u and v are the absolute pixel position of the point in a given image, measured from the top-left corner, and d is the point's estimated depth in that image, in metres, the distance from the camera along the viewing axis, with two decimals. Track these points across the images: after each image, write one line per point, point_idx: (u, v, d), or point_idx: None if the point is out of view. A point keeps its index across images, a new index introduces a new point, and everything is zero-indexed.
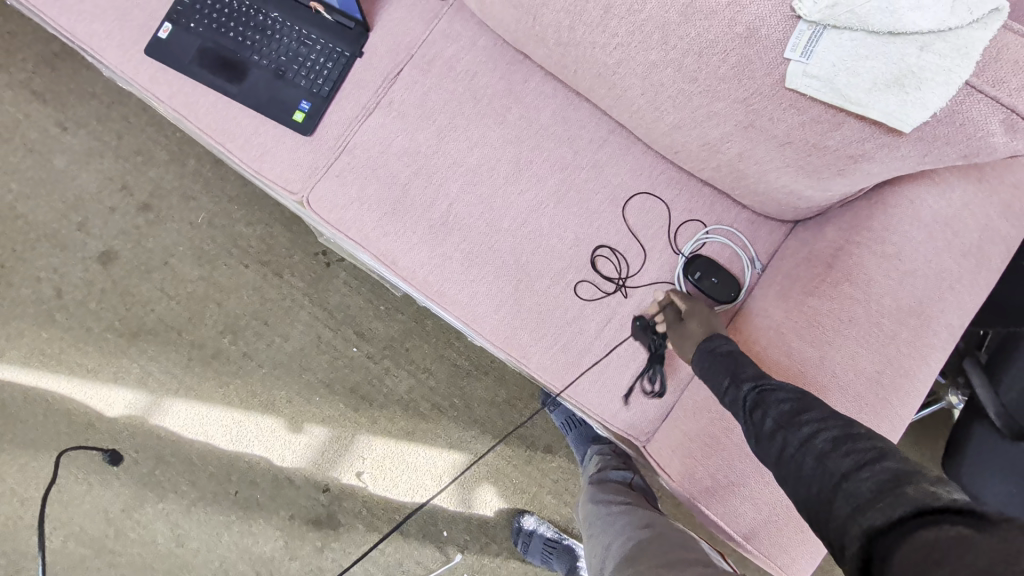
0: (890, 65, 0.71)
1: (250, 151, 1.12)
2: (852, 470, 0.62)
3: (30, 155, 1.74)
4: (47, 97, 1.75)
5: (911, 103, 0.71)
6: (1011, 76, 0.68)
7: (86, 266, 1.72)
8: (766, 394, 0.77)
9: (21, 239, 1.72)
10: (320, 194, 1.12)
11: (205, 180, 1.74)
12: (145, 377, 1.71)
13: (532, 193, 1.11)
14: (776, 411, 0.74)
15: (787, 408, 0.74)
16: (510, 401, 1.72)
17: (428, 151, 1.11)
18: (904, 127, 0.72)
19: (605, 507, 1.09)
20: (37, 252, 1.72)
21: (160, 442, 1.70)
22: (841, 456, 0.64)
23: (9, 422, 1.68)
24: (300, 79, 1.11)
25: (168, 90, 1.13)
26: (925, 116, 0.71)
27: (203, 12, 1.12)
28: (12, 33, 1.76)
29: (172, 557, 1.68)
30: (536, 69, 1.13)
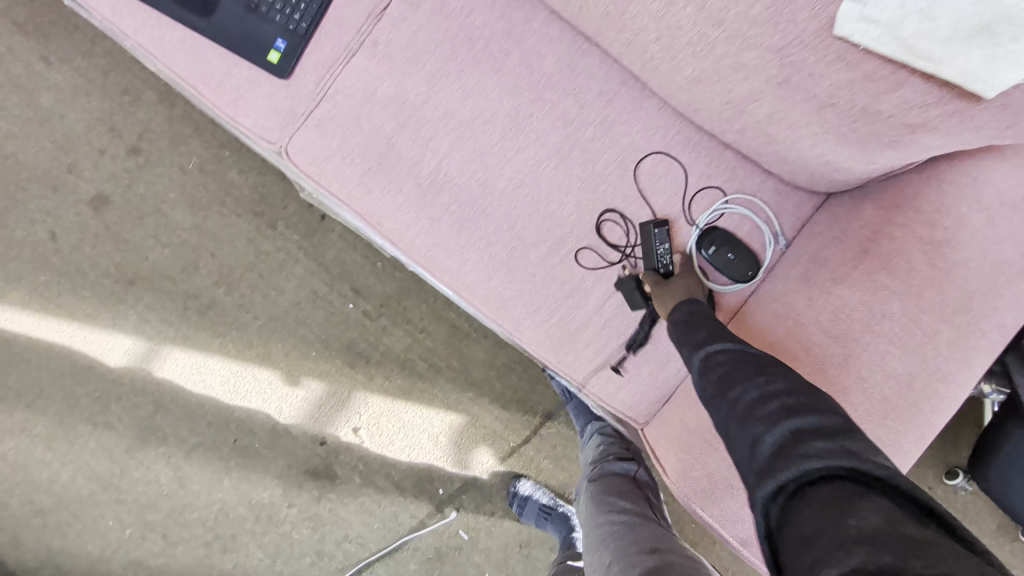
0: (978, 7, 0.57)
1: (221, 96, 1.01)
2: (757, 410, 0.67)
3: (15, 91, 1.65)
4: (29, 28, 1.64)
5: (999, 58, 0.58)
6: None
7: (79, 210, 1.67)
8: (708, 356, 0.77)
9: (12, 180, 1.67)
10: (299, 145, 1.02)
11: (196, 124, 1.65)
12: (142, 324, 1.69)
13: (531, 152, 0.99)
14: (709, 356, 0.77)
15: (721, 371, 0.74)
16: (509, 365, 1.67)
17: (417, 101, 0.99)
18: (988, 90, 0.60)
19: (602, 503, 1.02)
20: (30, 194, 1.67)
21: (161, 389, 1.70)
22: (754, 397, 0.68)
23: (13, 362, 1.70)
24: (275, 14, 0.98)
25: (132, 22, 1.01)
26: (1017, 75, 0.58)
27: None
28: None
29: (175, 498, 1.72)
30: (541, 7, 0.98)
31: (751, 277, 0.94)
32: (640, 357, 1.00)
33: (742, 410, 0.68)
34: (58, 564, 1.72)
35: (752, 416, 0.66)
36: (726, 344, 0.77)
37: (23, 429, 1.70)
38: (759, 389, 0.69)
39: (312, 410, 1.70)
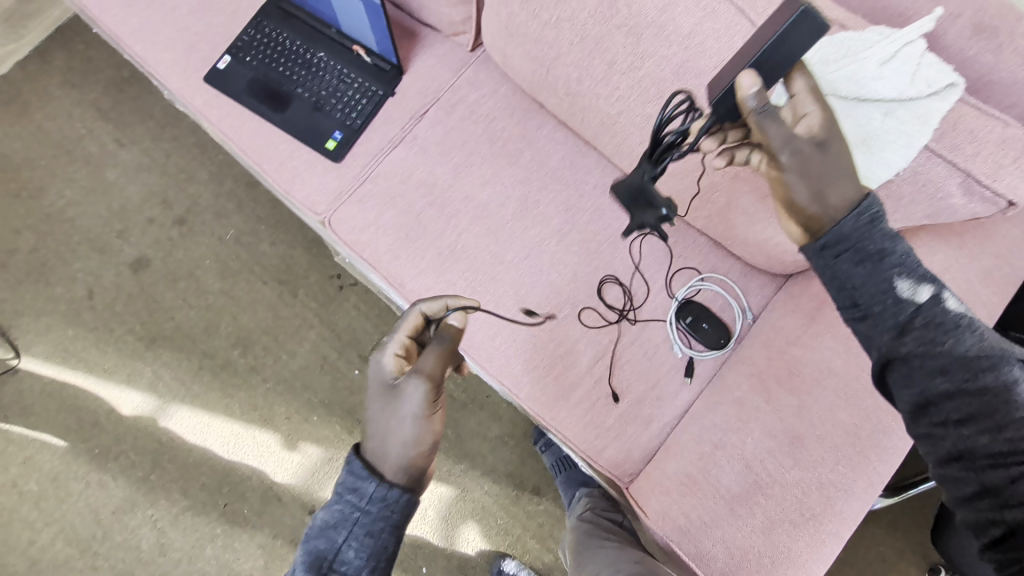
0: (859, 127, 0.77)
1: (283, 173, 1.22)
2: (949, 398, 0.66)
3: (85, 166, 1.87)
4: (109, 115, 1.89)
5: (876, 162, 0.77)
6: (965, 144, 0.74)
7: (118, 270, 1.81)
8: (920, 360, 0.67)
9: (63, 241, 1.82)
10: (341, 216, 1.20)
11: (239, 200, 1.85)
12: (156, 381, 1.76)
13: (537, 230, 1.17)
14: (873, 307, 0.70)
15: (942, 386, 0.66)
16: (502, 438, 1.72)
17: (444, 185, 1.20)
18: (870, 182, 0.78)
19: (593, 540, 1.10)
20: (75, 254, 1.82)
21: (162, 446, 1.73)
22: (939, 378, 0.66)
23: (21, 413, 1.74)
24: (336, 112, 1.22)
25: (219, 113, 1.25)
26: (889, 174, 0.77)
27: (259, 48, 1.25)
28: (89, 57, 1.92)
29: (152, 566, 1.67)
30: (550, 118, 1.23)
31: (724, 344, 1.09)
32: (627, 416, 1.10)
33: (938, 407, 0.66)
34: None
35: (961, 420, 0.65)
36: (900, 298, 0.69)
37: (15, 483, 1.71)
38: (946, 364, 0.66)
39: (306, 474, 1.72)
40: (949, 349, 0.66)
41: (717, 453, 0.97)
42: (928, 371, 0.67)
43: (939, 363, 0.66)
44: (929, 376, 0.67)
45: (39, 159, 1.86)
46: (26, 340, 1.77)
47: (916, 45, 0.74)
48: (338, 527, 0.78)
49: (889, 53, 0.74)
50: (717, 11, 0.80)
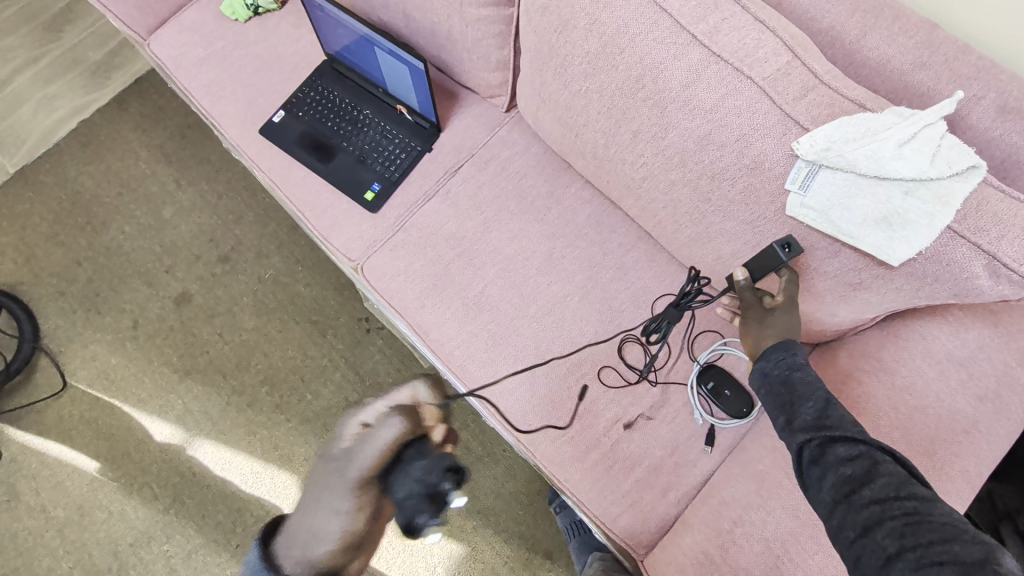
0: (879, 205, 0.77)
1: (323, 222, 1.29)
2: (850, 483, 0.69)
3: (144, 205, 2.00)
4: (172, 158, 2.04)
5: (897, 240, 0.77)
6: (990, 226, 0.73)
7: (163, 303, 1.91)
8: (828, 451, 0.73)
9: (117, 274, 1.94)
10: (373, 264, 1.25)
11: (280, 241, 1.94)
12: (185, 414, 1.81)
13: (560, 285, 1.19)
14: (800, 407, 0.79)
15: (844, 471, 0.70)
16: (516, 495, 1.68)
17: (472, 238, 1.24)
18: (892, 260, 0.79)
19: None
20: (127, 286, 1.92)
21: (184, 479, 1.76)
22: (842, 467, 0.71)
23: (59, 436, 1.80)
24: (376, 165, 1.30)
25: (271, 163, 1.35)
26: (911, 253, 0.77)
27: (311, 105, 1.36)
28: (161, 106, 2.09)
29: None
30: (578, 178, 1.28)
31: (746, 413, 1.07)
32: (645, 483, 1.07)
33: (845, 494, 0.69)
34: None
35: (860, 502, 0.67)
36: (810, 402, 0.79)
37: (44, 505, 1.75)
38: (846, 455, 0.72)
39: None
40: (861, 451, 0.72)
41: (736, 530, 0.93)
42: (834, 460, 0.72)
43: (840, 452, 0.72)
44: (832, 467, 0.72)
45: (105, 196, 2.01)
46: (72, 367, 1.86)
47: (936, 128, 0.74)
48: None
49: (909, 134, 0.74)
50: (740, 88, 0.83)
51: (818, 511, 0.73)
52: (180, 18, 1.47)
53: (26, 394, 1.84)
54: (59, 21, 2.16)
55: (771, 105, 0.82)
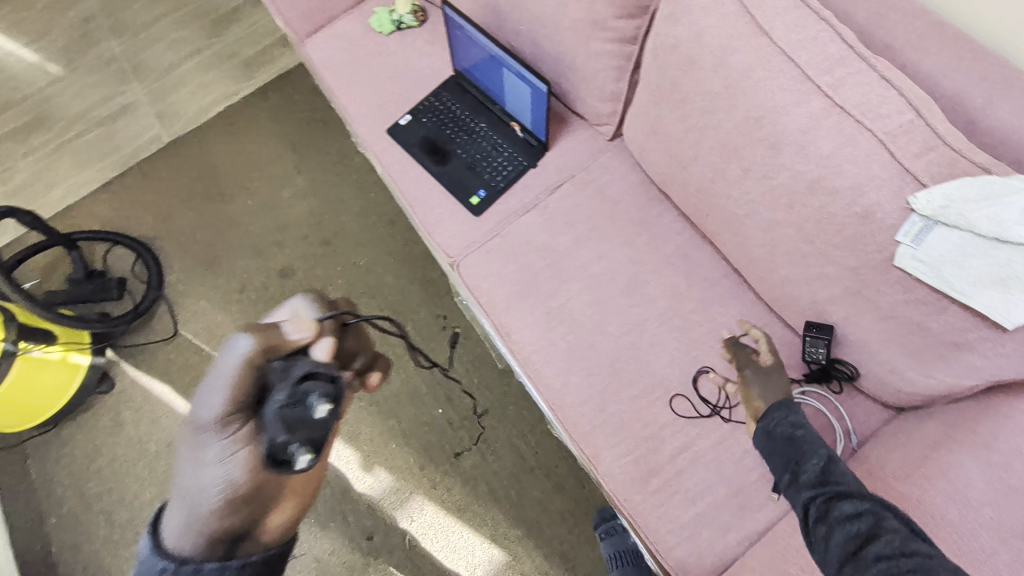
0: (997, 267, 0.77)
1: (430, 218, 1.39)
2: (858, 537, 0.73)
3: (265, 182, 2.09)
4: (298, 147, 2.15)
5: (1014, 303, 0.77)
6: None
7: (266, 275, 1.95)
8: (832, 507, 0.77)
9: (231, 242, 2.00)
10: (469, 262, 1.33)
11: (378, 233, 2.00)
12: None
13: (641, 309, 1.23)
14: (802, 469, 0.85)
15: (849, 524, 0.74)
16: (563, 513, 1.68)
17: (564, 252, 1.31)
18: (1006, 323, 0.78)
19: None
20: (239, 255, 1.98)
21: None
22: (849, 523, 0.74)
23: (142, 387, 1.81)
24: (485, 173, 1.41)
25: (391, 159, 1.48)
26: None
27: (435, 113, 1.50)
28: (297, 101, 2.23)
29: None
30: (671, 210, 1.33)
31: None
32: (704, 517, 1.07)
33: (851, 547, 0.72)
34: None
35: (863, 555, 0.71)
36: (813, 461, 0.85)
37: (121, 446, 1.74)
38: (852, 511, 0.76)
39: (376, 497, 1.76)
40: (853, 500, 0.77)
41: None
42: (839, 517, 0.76)
43: (844, 508, 0.76)
44: (838, 522, 0.75)
45: (234, 172, 2.11)
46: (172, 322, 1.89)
47: None
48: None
49: None
50: (858, 139, 0.86)
51: (824, 568, 0.75)
52: (334, 26, 1.67)
53: (136, 335, 1.87)
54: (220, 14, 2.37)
55: (890, 159, 0.84)
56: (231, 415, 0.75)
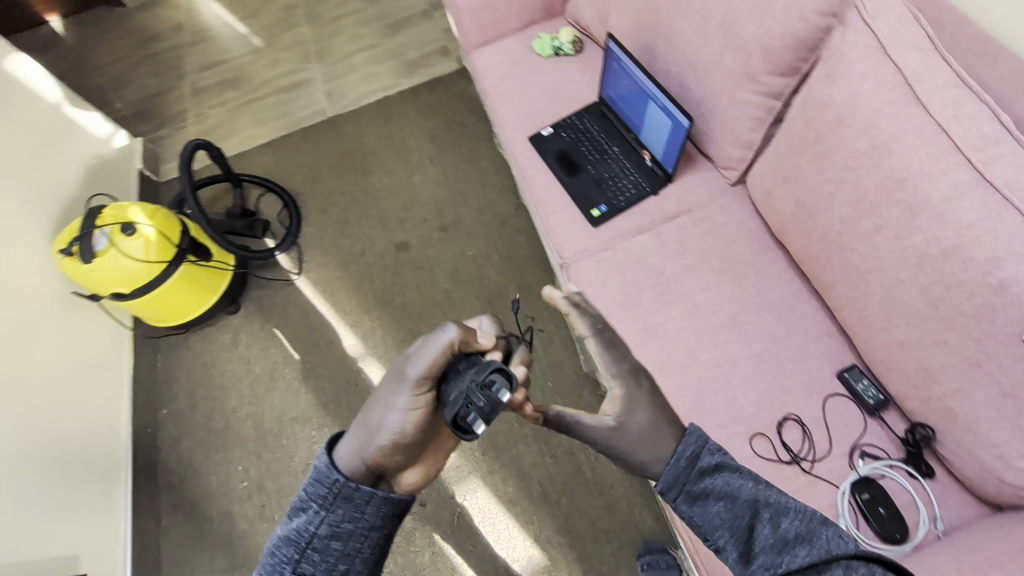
0: None
1: (552, 220, 1.51)
2: None
3: (401, 164, 2.22)
4: (437, 140, 2.28)
5: None
6: None
7: (386, 246, 2.02)
8: None
9: (367, 213, 2.10)
10: (580, 266, 1.43)
11: (490, 230, 2.04)
12: (371, 335, 1.82)
13: (737, 345, 1.27)
14: (720, 546, 0.74)
15: None
16: (609, 534, 1.49)
17: (671, 277, 1.38)
18: None
19: None
20: (369, 224, 2.06)
21: (344, 385, 1.73)
22: None
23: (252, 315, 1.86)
24: (609, 191, 1.52)
25: (528, 161, 1.62)
26: None
27: (574, 130, 1.64)
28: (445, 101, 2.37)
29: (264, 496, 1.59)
30: (782, 260, 1.37)
31: (899, 541, 1.03)
32: None
33: None
34: (171, 487, 1.60)
35: None
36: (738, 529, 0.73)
37: (230, 362, 1.76)
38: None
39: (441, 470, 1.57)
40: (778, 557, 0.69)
41: None
42: None
43: None
44: None
45: (376, 151, 2.26)
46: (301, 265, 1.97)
47: None
48: (318, 497, 0.76)
49: None
50: (1002, 214, 0.89)
51: None
52: (501, 43, 1.88)
53: (271, 272, 1.93)
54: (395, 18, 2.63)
55: None
56: (425, 380, 0.84)
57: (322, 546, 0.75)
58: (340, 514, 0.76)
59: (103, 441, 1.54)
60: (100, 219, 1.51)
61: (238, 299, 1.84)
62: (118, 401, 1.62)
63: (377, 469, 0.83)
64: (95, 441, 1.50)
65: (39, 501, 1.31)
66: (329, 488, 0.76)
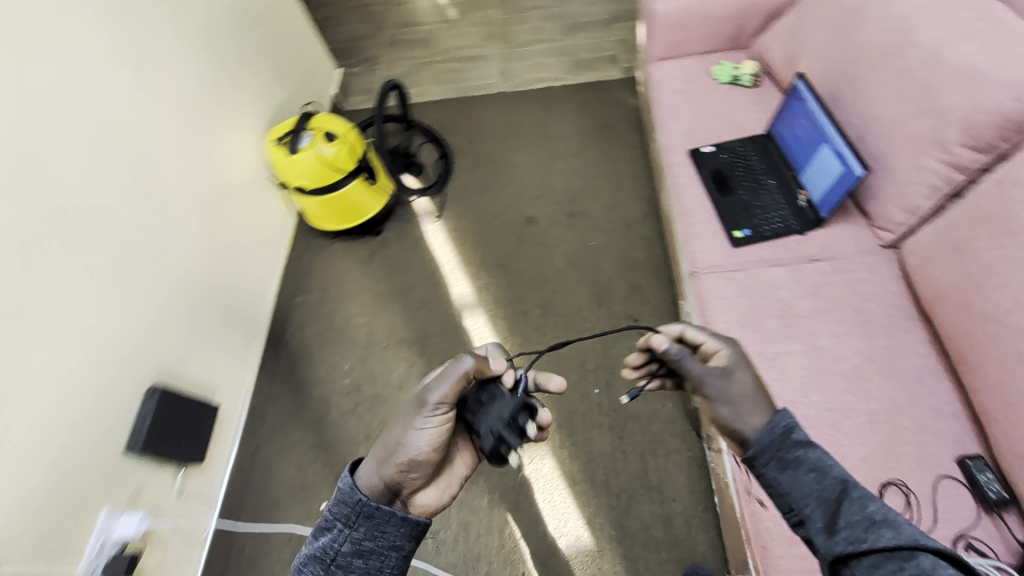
0: None
1: (692, 230, 1.56)
2: None
3: (552, 148, 2.17)
4: (591, 141, 2.17)
5: None
6: None
7: (515, 220, 1.98)
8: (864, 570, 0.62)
9: (513, 188, 2.06)
10: (710, 278, 1.47)
11: (623, 230, 1.91)
12: (486, 289, 1.84)
13: (855, 397, 1.25)
14: (805, 515, 0.68)
15: None
16: (663, 548, 1.39)
17: (800, 315, 1.38)
18: None
19: None
20: (509, 198, 2.04)
21: (443, 334, 1.77)
22: None
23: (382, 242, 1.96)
24: (756, 218, 1.55)
25: (682, 172, 1.68)
26: None
27: (735, 155, 1.68)
28: (612, 104, 2.30)
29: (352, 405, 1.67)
30: (922, 333, 1.33)
31: None
32: None
33: None
34: (287, 363, 1.77)
35: None
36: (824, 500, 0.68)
37: (360, 274, 1.91)
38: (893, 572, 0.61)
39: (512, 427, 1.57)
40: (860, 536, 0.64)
41: None
42: None
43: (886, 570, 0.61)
44: None
45: (523, 133, 2.23)
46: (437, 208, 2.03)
47: None
48: (341, 513, 0.81)
49: None
50: None
51: None
52: (681, 61, 1.97)
53: (411, 211, 2.03)
54: (576, 19, 2.66)
55: None
56: (443, 406, 0.87)
57: (349, 553, 0.79)
58: (363, 526, 0.80)
59: (256, 304, 1.78)
60: (315, 121, 1.74)
61: (383, 225, 1.99)
62: (272, 280, 1.87)
63: (396, 488, 0.86)
64: (252, 299, 1.76)
65: (204, 328, 1.54)
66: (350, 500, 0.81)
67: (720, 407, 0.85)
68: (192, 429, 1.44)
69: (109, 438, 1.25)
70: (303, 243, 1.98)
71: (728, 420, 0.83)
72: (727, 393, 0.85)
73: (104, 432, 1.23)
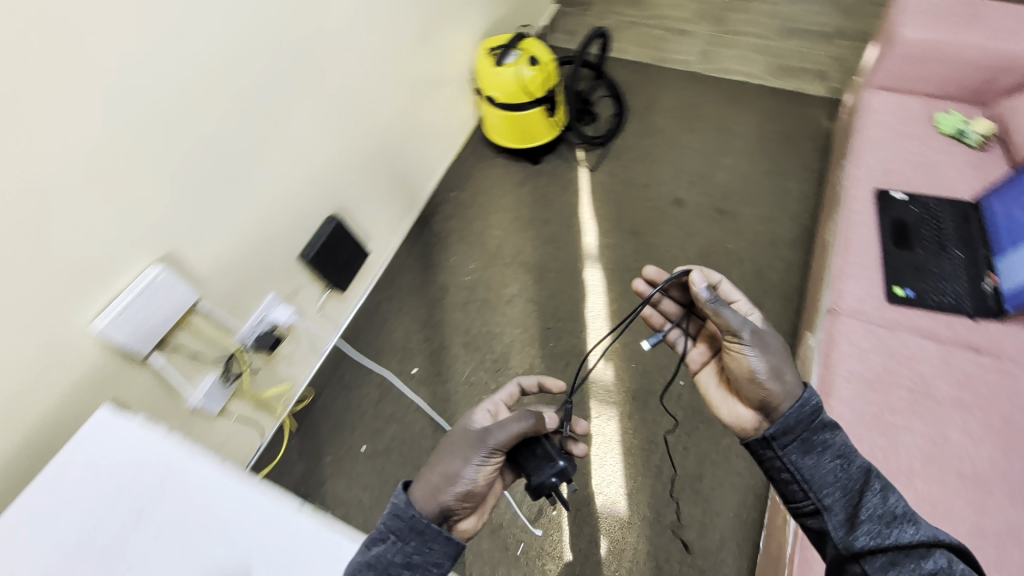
0: None
1: (844, 268, 1.31)
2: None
3: (732, 135, 1.92)
4: (772, 140, 1.90)
5: None
6: None
7: (668, 199, 1.77)
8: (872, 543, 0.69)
9: (674, 160, 1.86)
10: (847, 326, 1.22)
11: (776, 246, 1.67)
12: (617, 249, 1.67)
13: (1003, 525, 0.99)
14: (828, 503, 0.74)
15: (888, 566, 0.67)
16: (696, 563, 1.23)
17: (963, 410, 1.10)
18: None
19: None
20: (666, 170, 1.84)
21: (554, 270, 1.63)
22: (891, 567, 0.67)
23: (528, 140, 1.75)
24: (925, 285, 1.26)
25: (862, 200, 1.41)
26: None
27: (925, 206, 1.38)
28: (808, 111, 1.97)
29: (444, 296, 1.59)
30: None
31: None
32: None
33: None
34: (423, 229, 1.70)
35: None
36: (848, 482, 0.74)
37: (509, 192, 1.77)
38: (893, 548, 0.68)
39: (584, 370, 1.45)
40: (885, 529, 0.70)
41: None
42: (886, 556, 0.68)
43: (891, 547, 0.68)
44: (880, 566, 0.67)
45: (704, 112, 1.99)
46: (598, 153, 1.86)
47: None
48: (408, 526, 0.69)
49: None
50: None
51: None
52: (908, 91, 1.60)
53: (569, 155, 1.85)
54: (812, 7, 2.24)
55: None
56: (501, 448, 0.75)
57: (412, 563, 0.68)
58: (426, 551, 0.69)
59: (434, 163, 1.71)
60: (525, 42, 1.65)
61: (547, 155, 1.83)
62: (450, 153, 1.79)
63: (446, 514, 0.72)
64: (435, 153, 1.69)
65: (385, 174, 1.47)
66: (417, 517, 0.70)
67: (755, 360, 0.81)
68: (348, 260, 1.39)
69: (290, 239, 1.23)
70: (469, 145, 1.86)
71: (758, 371, 0.81)
72: (759, 343, 0.82)
73: (284, 240, 1.20)
